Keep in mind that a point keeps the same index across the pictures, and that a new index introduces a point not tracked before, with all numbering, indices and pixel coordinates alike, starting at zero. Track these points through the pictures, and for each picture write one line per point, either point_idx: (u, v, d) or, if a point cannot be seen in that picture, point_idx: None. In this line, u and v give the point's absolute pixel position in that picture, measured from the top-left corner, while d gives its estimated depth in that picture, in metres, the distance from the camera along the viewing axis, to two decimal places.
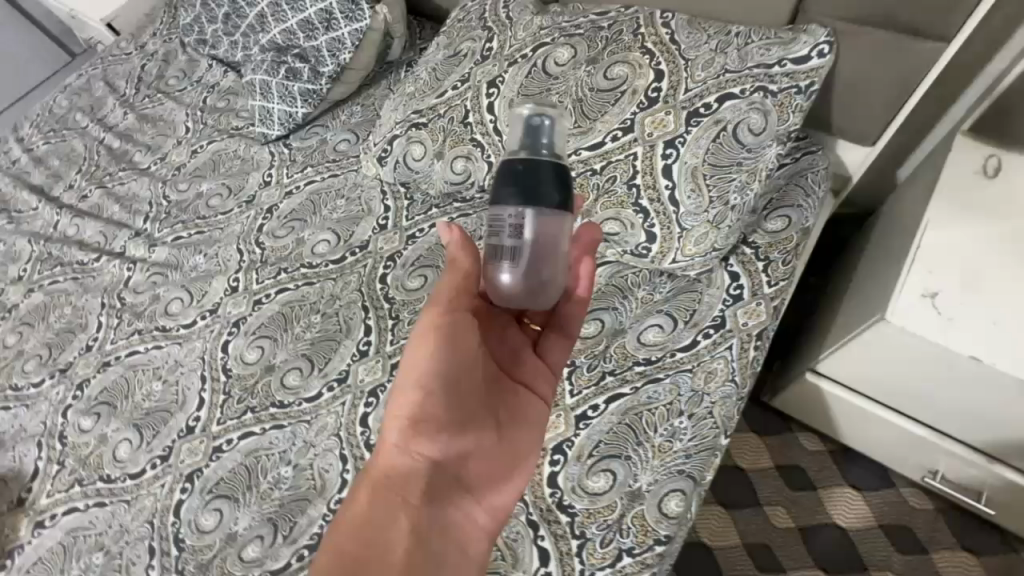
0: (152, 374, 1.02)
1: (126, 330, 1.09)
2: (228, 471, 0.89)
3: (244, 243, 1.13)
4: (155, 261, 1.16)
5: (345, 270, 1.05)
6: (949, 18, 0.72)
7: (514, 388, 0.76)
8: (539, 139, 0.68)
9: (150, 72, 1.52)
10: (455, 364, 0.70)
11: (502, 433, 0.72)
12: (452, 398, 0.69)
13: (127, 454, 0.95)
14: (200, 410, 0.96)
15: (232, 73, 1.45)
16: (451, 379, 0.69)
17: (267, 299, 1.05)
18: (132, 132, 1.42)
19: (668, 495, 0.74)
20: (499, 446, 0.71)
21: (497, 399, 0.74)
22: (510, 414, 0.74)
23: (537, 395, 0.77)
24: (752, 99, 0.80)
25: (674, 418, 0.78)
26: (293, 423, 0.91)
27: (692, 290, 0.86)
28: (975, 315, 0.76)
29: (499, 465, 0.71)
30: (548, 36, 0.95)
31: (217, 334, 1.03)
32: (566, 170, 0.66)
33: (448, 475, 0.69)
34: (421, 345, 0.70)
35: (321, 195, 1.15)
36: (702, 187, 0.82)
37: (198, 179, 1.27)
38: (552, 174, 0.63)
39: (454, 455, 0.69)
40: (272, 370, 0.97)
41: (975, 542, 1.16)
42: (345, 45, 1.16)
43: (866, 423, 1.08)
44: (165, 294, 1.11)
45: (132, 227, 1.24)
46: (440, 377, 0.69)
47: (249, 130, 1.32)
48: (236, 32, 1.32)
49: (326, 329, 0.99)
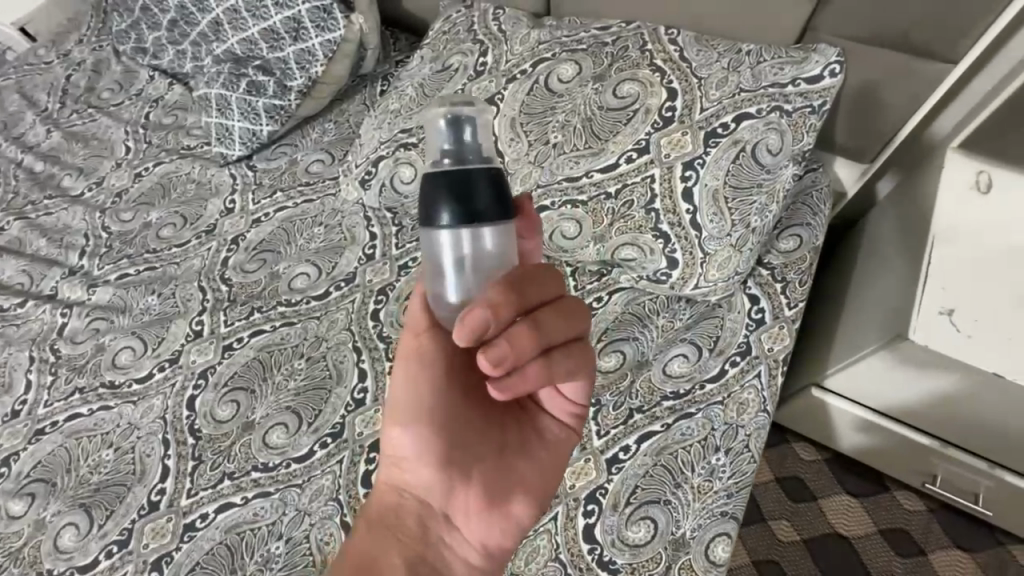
0: (100, 441, 0.86)
1: (64, 389, 0.92)
2: (206, 554, 0.76)
3: (207, 280, 1.00)
4: (96, 304, 1.00)
5: (330, 307, 0.94)
6: (958, 40, 0.73)
7: (523, 409, 0.60)
8: (461, 140, 0.50)
9: (77, 83, 1.33)
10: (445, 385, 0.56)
11: (504, 468, 0.57)
12: (438, 426, 0.56)
13: (74, 542, 0.79)
14: (165, 481, 0.82)
15: (179, 86, 1.29)
16: (436, 402, 0.56)
17: (239, 344, 0.92)
18: (59, 153, 1.23)
19: (715, 540, 0.70)
20: (504, 481, 0.57)
21: (502, 423, 0.59)
22: (517, 439, 0.58)
23: (558, 413, 0.60)
24: (769, 118, 0.78)
25: (711, 455, 0.74)
26: (283, 489, 0.80)
27: (714, 315, 0.83)
28: (991, 330, 0.76)
29: (497, 507, 0.57)
30: (548, 51, 0.89)
31: (180, 389, 0.89)
32: (497, 174, 0.48)
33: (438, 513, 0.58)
34: (405, 362, 0.57)
35: (295, 223, 1.03)
36: (724, 210, 0.79)
37: (144, 208, 1.12)
38: (468, 178, 0.47)
39: (451, 491, 0.57)
40: (251, 428, 0.85)
41: (967, 540, 1.19)
42: (317, 57, 1.06)
43: (868, 434, 1.08)
44: (111, 343, 0.95)
45: (65, 265, 1.06)
46: (428, 400, 0.56)
47: (204, 150, 1.17)
48: (184, 41, 1.18)
49: (313, 376, 0.88)
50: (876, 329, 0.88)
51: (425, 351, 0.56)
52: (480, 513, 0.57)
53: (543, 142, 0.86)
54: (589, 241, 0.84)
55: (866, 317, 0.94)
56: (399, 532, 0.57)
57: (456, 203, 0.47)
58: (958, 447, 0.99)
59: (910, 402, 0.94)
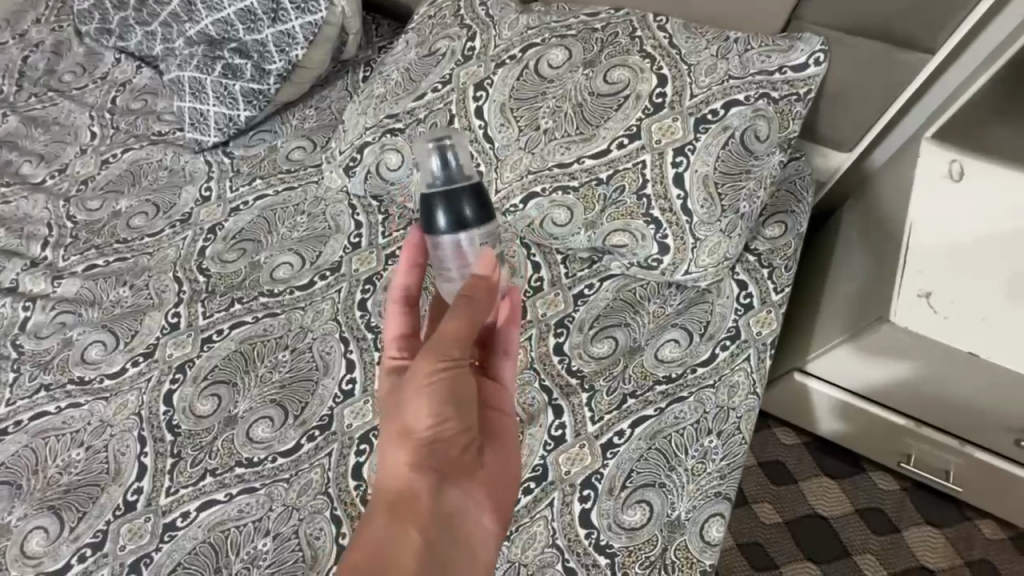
0: (69, 441, 0.82)
1: (27, 387, 0.87)
2: (188, 554, 0.73)
3: (183, 270, 0.95)
4: (61, 297, 0.94)
5: (315, 297, 0.91)
6: (937, 31, 0.75)
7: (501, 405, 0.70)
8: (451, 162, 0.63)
9: (35, 65, 1.26)
10: (468, 387, 0.61)
11: (499, 448, 0.66)
12: (467, 415, 0.61)
13: (43, 546, 0.75)
14: (142, 480, 0.78)
15: (148, 69, 1.23)
16: (467, 396, 0.60)
17: (218, 336, 0.88)
18: (17, 138, 1.15)
19: (709, 521, 0.71)
20: (499, 460, 0.66)
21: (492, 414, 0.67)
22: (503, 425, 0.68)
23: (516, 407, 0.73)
24: (757, 106, 0.79)
25: (704, 437, 0.75)
26: (269, 484, 0.77)
27: (703, 301, 0.84)
28: (966, 312, 0.79)
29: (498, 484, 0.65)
30: (538, 36, 0.88)
31: (156, 384, 0.85)
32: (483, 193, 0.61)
33: (451, 492, 0.60)
34: (446, 362, 0.58)
35: (276, 211, 1.00)
36: (714, 195, 0.79)
37: (113, 196, 1.06)
38: (467, 203, 0.59)
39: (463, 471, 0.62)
40: (233, 423, 0.81)
41: (938, 516, 1.24)
42: (297, 39, 1.02)
43: (846, 417, 1.11)
44: (80, 338, 0.90)
45: (26, 256, 1.00)
46: (462, 393, 0.59)
47: (176, 136, 1.13)
48: (154, 21, 1.12)
49: (299, 368, 0.85)
50: (858, 314, 0.91)
51: (461, 361, 0.59)
52: (485, 488, 0.63)
53: (534, 128, 0.85)
54: (580, 228, 0.84)
55: (848, 302, 0.96)
56: (419, 524, 0.56)
57: (454, 216, 0.59)
58: (931, 427, 1.02)
59: (888, 384, 0.97)
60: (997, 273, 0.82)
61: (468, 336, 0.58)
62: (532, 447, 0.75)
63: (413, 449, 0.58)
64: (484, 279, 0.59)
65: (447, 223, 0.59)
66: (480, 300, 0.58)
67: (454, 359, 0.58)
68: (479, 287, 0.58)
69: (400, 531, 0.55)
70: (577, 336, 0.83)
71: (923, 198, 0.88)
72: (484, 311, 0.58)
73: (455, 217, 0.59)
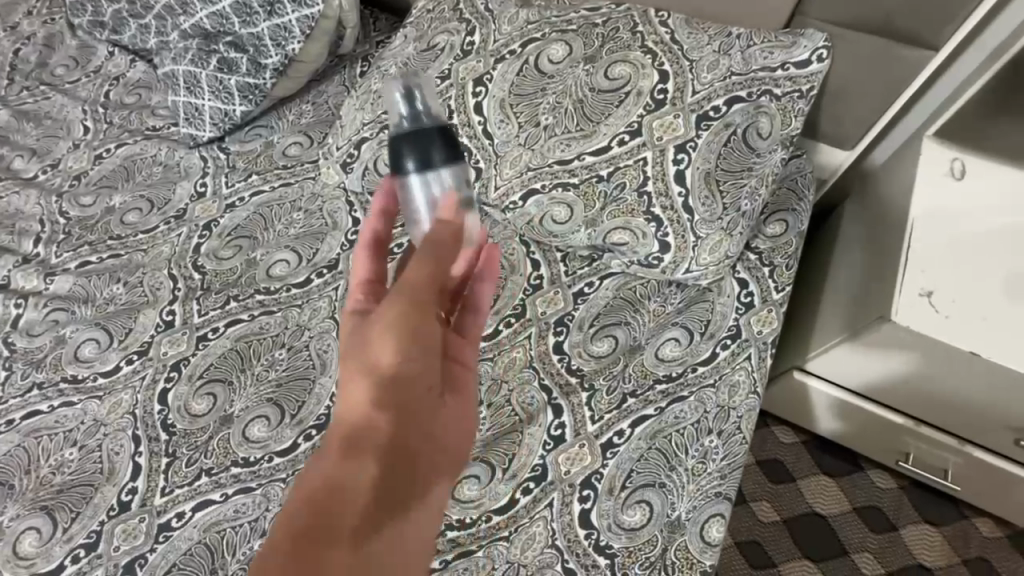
0: (62, 440, 0.81)
1: (19, 386, 0.85)
2: (183, 554, 0.72)
3: (178, 268, 0.94)
4: (54, 294, 0.93)
5: (312, 295, 0.90)
6: (941, 28, 0.74)
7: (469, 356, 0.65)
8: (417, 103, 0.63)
9: (27, 58, 1.24)
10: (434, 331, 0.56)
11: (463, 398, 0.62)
12: (431, 359, 0.56)
13: (35, 547, 0.74)
14: (136, 480, 0.77)
15: (142, 63, 1.22)
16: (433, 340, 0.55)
17: (214, 334, 0.87)
18: (8, 132, 1.14)
19: (710, 521, 0.70)
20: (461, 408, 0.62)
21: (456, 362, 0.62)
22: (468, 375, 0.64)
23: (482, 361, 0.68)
24: (759, 103, 0.79)
25: (704, 437, 0.74)
26: (266, 484, 0.76)
27: (704, 299, 0.83)
28: (967, 312, 0.79)
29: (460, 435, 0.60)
30: (538, 31, 0.87)
31: (151, 382, 0.84)
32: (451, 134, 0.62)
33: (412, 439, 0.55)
34: (413, 300, 0.53)
35: (272, 208, 0.99)
36: (716, 193, 0.79)
37: (107, 192, 1.05)
38: (435, 142, 0.60)
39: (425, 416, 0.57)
40: (229, 422, 0.80)
41: (936, 515, 1.24)
42: (293, 33, 1.00)
43: (845, 415, 1.11)
44: (73, 336, 0.89)
45: (18, 253, 0.99)
46: (428, 335, 0.55)
47: (171, 131, 1.11)
48: (147, 14, 1.11)
49: (295, 367, 0.84)
50: (859, 312, 0.90)
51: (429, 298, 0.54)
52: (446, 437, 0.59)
53: (533, 124, 0.84)
54: (580, 225, 0.83)
55: (848, 301, 0.96)
56: (374, 465, 0.52)
57: (420, 156, 0.60)
58: (930, 425, 1.02)
59: (888, 382, 0.96)
60: (999, 272, 0.82)
61: (435, 277, 0.54)
62: (532, 446, 0.75)
63: (374, 387, 0.53)
64: (448, 222, 0.56)
65: (416, 166, 0.60)
66: (447, 241, 0.55)
67: (423, 300, 0.54)
68: (442, 229, 0.55)
69: (349, 472, 0.51)
70: (577, 335, 0.82)
71: (925, 196, 0.87)
72: (451, 252, 0.55)
73: (424, 160, 0.60)
